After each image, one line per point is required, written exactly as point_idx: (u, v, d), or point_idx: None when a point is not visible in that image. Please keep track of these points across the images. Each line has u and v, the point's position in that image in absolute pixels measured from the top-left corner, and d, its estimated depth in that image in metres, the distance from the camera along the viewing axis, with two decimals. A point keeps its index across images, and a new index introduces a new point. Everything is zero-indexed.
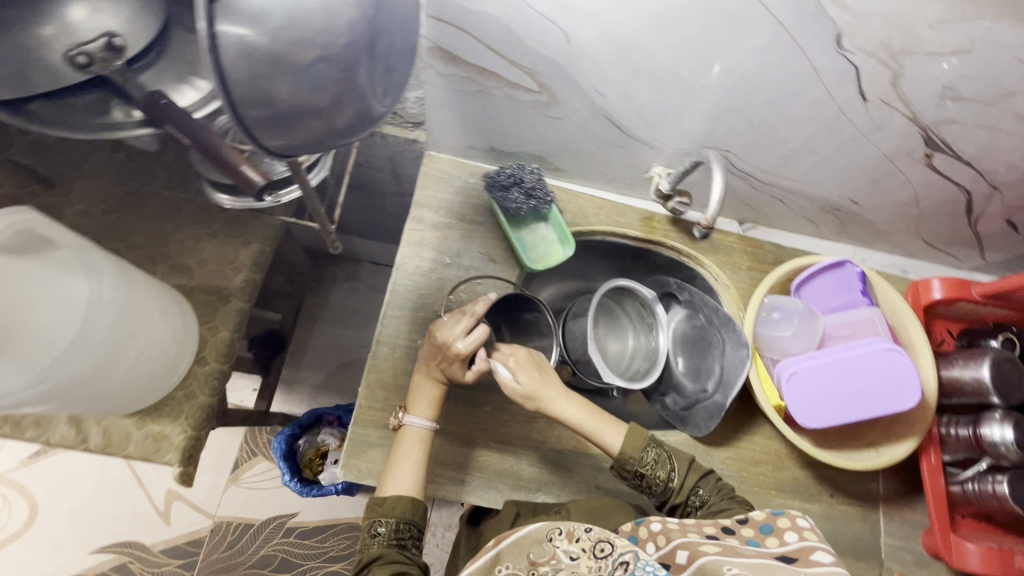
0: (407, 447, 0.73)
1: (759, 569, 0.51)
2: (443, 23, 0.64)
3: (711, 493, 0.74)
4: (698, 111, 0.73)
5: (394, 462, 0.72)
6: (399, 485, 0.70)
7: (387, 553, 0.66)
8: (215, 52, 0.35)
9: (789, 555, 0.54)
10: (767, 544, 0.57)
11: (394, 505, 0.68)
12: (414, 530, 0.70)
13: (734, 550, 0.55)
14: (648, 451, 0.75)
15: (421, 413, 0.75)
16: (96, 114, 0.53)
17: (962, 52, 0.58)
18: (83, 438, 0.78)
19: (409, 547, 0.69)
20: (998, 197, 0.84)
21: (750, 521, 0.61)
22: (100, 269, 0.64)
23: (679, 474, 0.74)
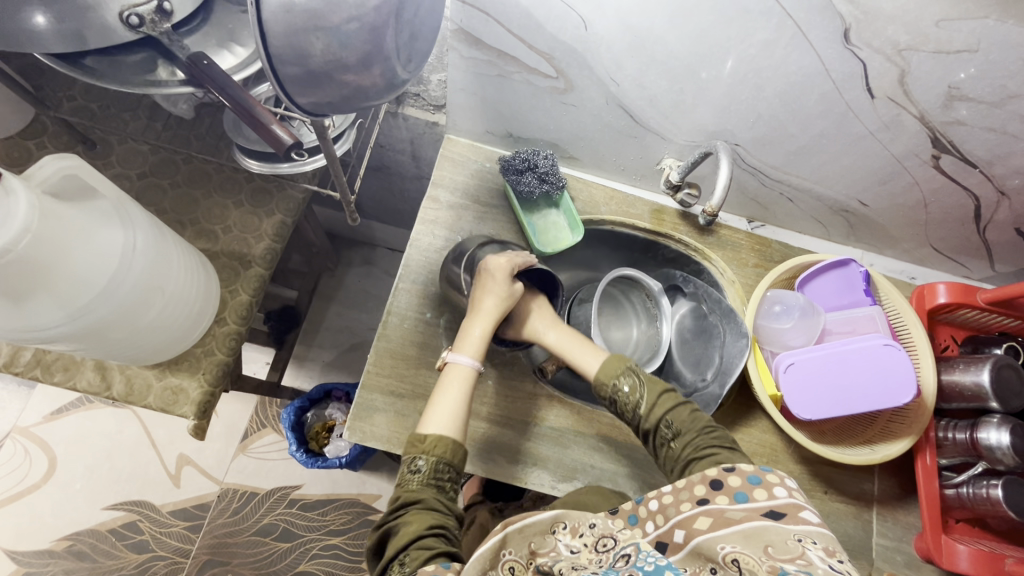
0: (454, 381, 0.75)
1: (750, 539, 0.51)
2: (467, 6, 0.67)
3: (683, 427, 0.72)
4: (710, 103, 0.76)
5: (439, 396, 0.74)
6: (439, 417, 0.71)
7: (425, 499, 0.66)
8: (257, 7, 0.40)
9: (779, 510, 0.54)
10: (755, 499, 0.56)
11: (436, 443, 0.69)
12: (453, 472, 0.69)
13: (724, 514, 0.55)
14: (619, 378, 0.76)
15: (468, 352, 0.77)
16: (143, 71, 0.58)
17: (968, 51, 0.60)
18: (107, 385, 0.83)
19: (448, 490, 0.69)
20: (1007, 205, 0.84)
21: (736, 470, 0.60)
22: (136, 221, 0.68)
23: (648, 400, 0.74)
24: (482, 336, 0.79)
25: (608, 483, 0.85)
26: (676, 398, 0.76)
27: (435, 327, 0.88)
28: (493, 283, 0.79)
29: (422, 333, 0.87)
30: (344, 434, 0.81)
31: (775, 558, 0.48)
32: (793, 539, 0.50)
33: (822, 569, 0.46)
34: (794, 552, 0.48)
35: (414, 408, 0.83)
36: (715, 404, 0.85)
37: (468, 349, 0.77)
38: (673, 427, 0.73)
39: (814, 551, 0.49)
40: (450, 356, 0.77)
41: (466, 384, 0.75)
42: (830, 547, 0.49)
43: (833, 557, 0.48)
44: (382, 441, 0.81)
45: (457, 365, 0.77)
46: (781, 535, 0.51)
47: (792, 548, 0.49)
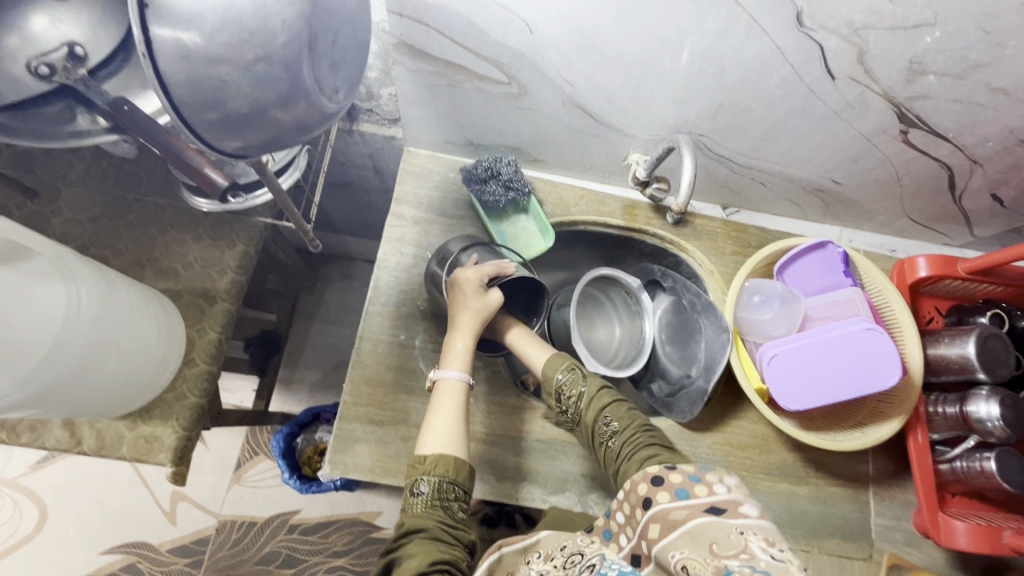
0: (445, 398, 0.72)
1: (696, 539, 0.52)
2: (404, 19, 0.64)
3: (623, 424, 0.72)
4: (668, 96, 0.73)
5: (433, 416, 0.70)
6: (436, 437, 0.68)
7: (429, 526, 0.61)
8: (152, 56, 0.37)
9: (720, 505, 0.54)
10: (695, 495, 0.57)
11: (435, 463, 0.65)
12: (459, 492, 0.65)
13: (670, 516, 0.56)
14: (562, 372, 0.76)
15: (454, 367, 0.75)
16: (63, 121, 0.55)
17: (926, 25, 0.58)
18: (77, 440, 0.80)
19: (454, 512, 0.64)
20: (980, 172, 0.82)
21: (677, 469, 0.60)
22: (79, 276, 0.67)
23: (590, 390, 0.75)
24: (465, 350, 0.77)
25: (601, 491, 0.84)
26: (617, 395, 0.75)
27: (410, 349, 0.85)
28: (464, 297, 0.78)
29: (398, 356, 0.85)
30: (325, 469, 0.79)
31: (720, 559, 0.49)
32: (735, 532, 0.51)
33: (763, 563, 0.48)
34: (737, 547, 0.50)
35: (396, 434, 0.81)
36: (702, 401, 0.84)
37: (453, 364, 0.75)
38: (613, 424, 0.72)
39: (756, 543, 0.50)
40: (437, 374, 0.74)
41: (459, 397, 0.73)
42: (771, 538, 0.51)
43: (776, 547, 0.49)
44: (366, 472, 0.79)
45: (445, 381, 0.74)
46: (724, 530, 0.52)
47: (735, 541, 0.50)
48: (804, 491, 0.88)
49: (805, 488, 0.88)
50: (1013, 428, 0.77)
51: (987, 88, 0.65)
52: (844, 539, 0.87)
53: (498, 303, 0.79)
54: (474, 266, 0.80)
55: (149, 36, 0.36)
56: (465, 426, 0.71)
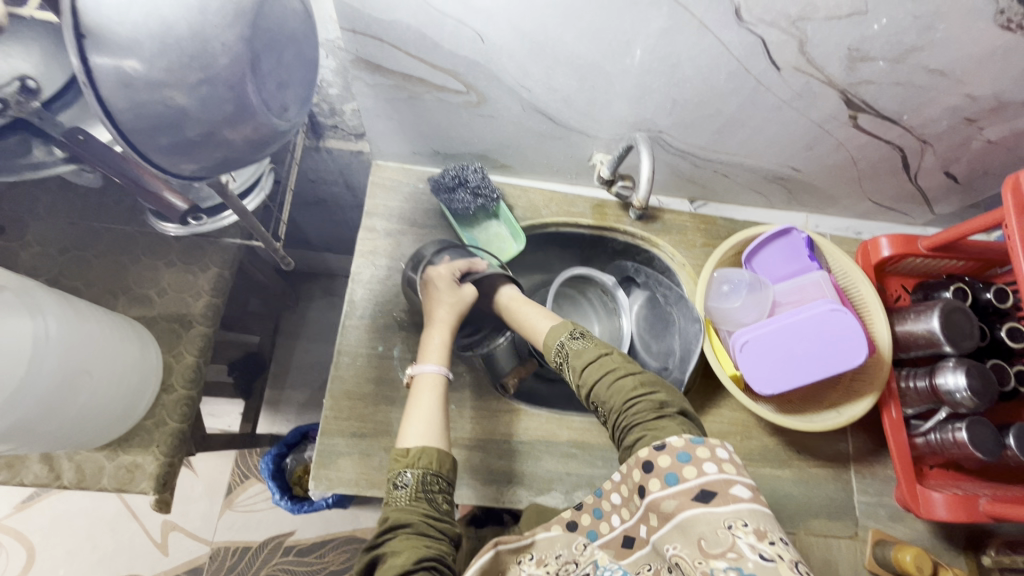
0: (424, 391, 0.73)
1: (687, 534, 0.51)
2: (357, 34, 0.65)
3: (609, 400, 0.68)
4: (624, 95, 0.74)
5: (413, 408, 0.71)
6: (416, 429, 0.68)
7: (413, 521, 0.60)
8: (93, 83, 0.38)
9: (708, 490, 0.52)
10: (684, 479, 0.54)
11: (418, 456, 0.65)
12: (443, 483, 0.65)
13: (661, 505, 0.55)
14: (556, 352, 0.75)
15: (430, 362, 0.76)
16: (20, 154, 0.56)
17: (857, 14, 0.60)
18: (57, 475, 0.79)
19: (438, 504, 0.63)
20: (931, 151, 0.85)
21: (667, 447, 0.57)
22: (44, 308, 0.67)
23: (577, 370, 0.72)
24: (443, 344, 0.79)
25: (587, 488, 0.85)
26: (613, 364, 0.71)
27: (389, 360, 0.86)
28: (439, 293, 0.83)
29: (377, 368, 0.85)
30: (310, 485, 0.79)
31: (709, 555, 0.48)
32: (723, 528, 0.50)
33: (752, 561, 0.46)
34: (725, 545, 0.48)
35: (379, 446, 0.81)
36: (680, 392, 0.85)
37: (431, 358, 0.77)
38: (603, 403, 0.69)
39: (745, 539, 0.48)
40: (414, 369, 0.75)
41: (438, 390, 0.74)
42: (761, 529, 0.49)
43: (764, 539, 0.48)
44: (351, 486, 0.79)
45: (423, 376, 0.75)
46: (711, 524, 0.50)
47: (723, 538, 0.49)
48: (787, 474, 0.89)
49: (787, 471, 0.89)
50: (980, 398, 0.78)
51: (925, 70, 0.68)
52: (829, 519, 0.88)
53: (472, 297, 0.84)
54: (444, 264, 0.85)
55: (88, 66, 0.37)
56: (445, 416, 0.72)
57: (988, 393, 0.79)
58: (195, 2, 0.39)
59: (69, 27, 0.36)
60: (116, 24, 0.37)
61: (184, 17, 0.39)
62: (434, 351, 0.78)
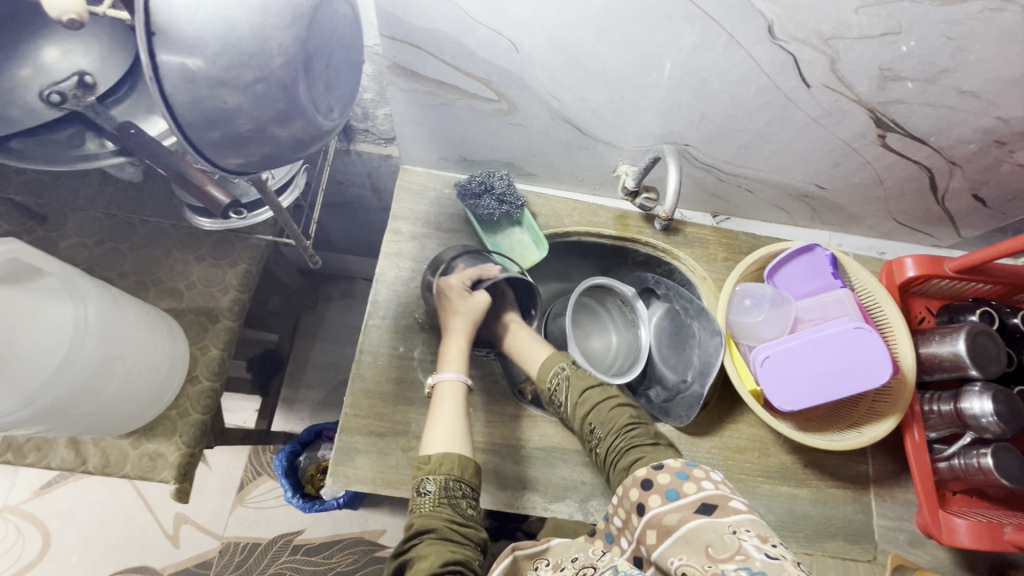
0: (445, 398, 0.75)
1: (692, 545, 0.53)
2: (397, 41, 0.67)
3: (604, 427, 0.73)
4: (652, 108, 0.76)
5: (435, 414, 0.73)
6: (438, 437, 0.70)
7: (438, 526, 0.61)
8: (158, 79, 0.40)
9: (709, 502, 0.56)
10: (684, 493, 0.58)
11: (441, 462, 0.66)
12: (467, 490, 0.66)
13: (662, 519, 0.57)
14: (553, 377, 0.79)
15: (450, 369, 0.78)
16: (73, 146, 0.58)
17: (891, 33, 0.60)
18: (82, 460, 0.81)
19: (463, 509, 0.64)
20: (960, 173, 0.85)
21: (665, 468, 0.62)
22: (86, 294, 0.69)
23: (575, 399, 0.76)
24: (459, 352, 0.81)
25: (601, 498, 0.84)
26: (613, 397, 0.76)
27: (409, 361, 0.87)
28: (453, 304, 0.85)
29: (397, 368, 0.86)
30: (327, 482, 0.79)
31: (717, 561, 0.49)
32: (728, 532, 0.51)
33: (758, 560, 0.47)
34: (731, 549, 0.49)
35: (397, 446, 0.82)
36: (698, 405, 0.85)
37: (449, 366, 0.79)
38: (597, 429, 0.74)
39: (749, 542, 0.49)
40: (435, 377, 0.77)
41: (457, 397, 0.75)
42: (764, 535, 0.50)
43: (768, 542, 0.49)
44: (368, 483, 0.80)
45: (443, 383, 0.77)
46: (718, 531, 0.52)
47: (729, 542, 0.50)
48: (804, 494, 0.88)
49: (805, 490, 0.88)
50: (1006, 423, 0.78)
51: (957, 92, 0.68)
52: (847, 542, 0.87)
53: (485, 303, 0.86)
54: (458, 273, 0.88)
55: (155, 62, 0.39)
56: (467, 424, 0.73)
57: (1015, 419, 0.78)
58: (257, 4, 0.41)
59: (141, 24, 0.38)
60: (184, 23, 0.39)
61: (246, 18, 0.40)
62: (450, 360, 0.80)
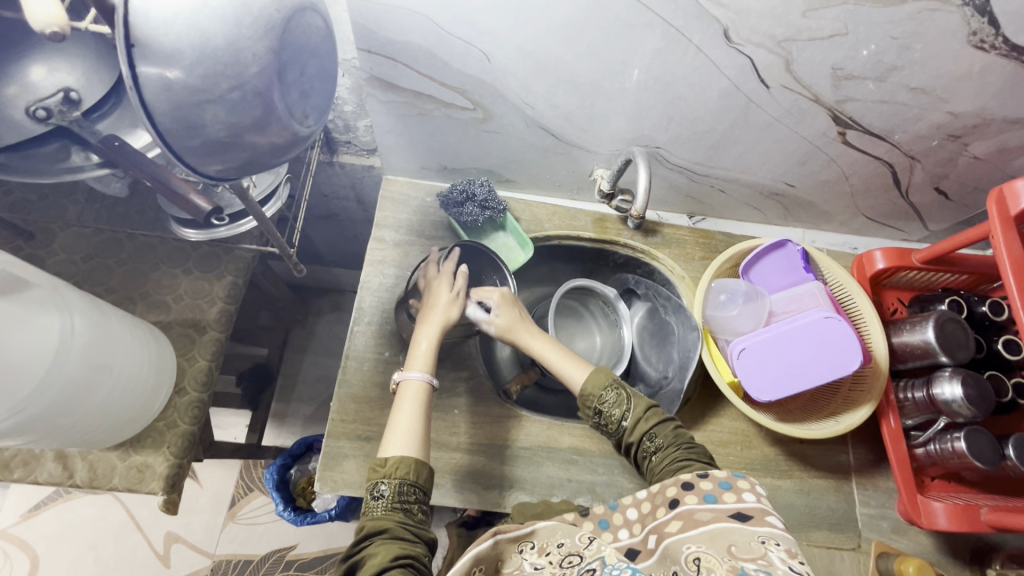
0: (408, 398, 0.73)
1: (715, 540, 0.51)
2: (373, 55, 0.70)
3: (666, 443, 0.70)
4: (622, 113, 0.79)
5: (394, 417, 0.72)
6: (398, 440, 0.69)
7: (390, 527, 0.61)
8: (139, 88, 0.42)
9: (746, 513, 0.54)
10: (722, 501, 0.56)
11: (398, 466, 0.65)
12: (419, 495, 0.66)
13: (693, 517, 0.55)
14: (604, 391, 0.74)
15: (416, 368, 0.76)
16: (59, 159, 0.60)
17: (839, 35, 0.64)
18: (69, 473, 0.81)
19: (414, 514, 0.64)
20: (920, 168, 0.88)
21: (709, 475, 0.59)
22: (72, 304, 0.70)
23: (634, 415, 0.73)
24: (428, 350, 0.78)
25: (588, 495, 0.85)
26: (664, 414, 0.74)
27: (395, 366, 0.88)
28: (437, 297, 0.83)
29: (383, 373, 0.87)
30: (316, 487, 0.80)
31: (738, 558, 0.48)
32: (757, 540, 0.50)
33: (781, 571, 0.45)
34: (756, 553, 0.48)
35: None
36: (679, 400, 0.86)
37: (416, 363, 0.76)
38: (656, 440, 0.71)
39: (776, 553, 0.48)
40: (399, 375, 0.75)
41: (421, 398, 0.74)
42: (793, 550, 0.48)
43: (796, 558, 0.47)
44: (355, 488, 0.81)
45: (408, 382, 0.75)
46: (745, 536, 0.51)
47: (755, 548, 0.49)
48: (787, 485, 0.89)
49: (788, 481, 0.89)
50: (978, 406, 0.79)
51: (908, 89, 0.71)
52: (831, 530, 0.88)
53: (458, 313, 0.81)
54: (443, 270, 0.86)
55: (136, 73, 0.41)
56: (427, 425, 0.72)
57: (986, 403, 0.80)
58: (232, 17, 0.43)
59: (121, 37, 0.40)
60: (163, 34, 0.41)
61: (221, 29, 0.43)
62: (419, 358, 0.77)
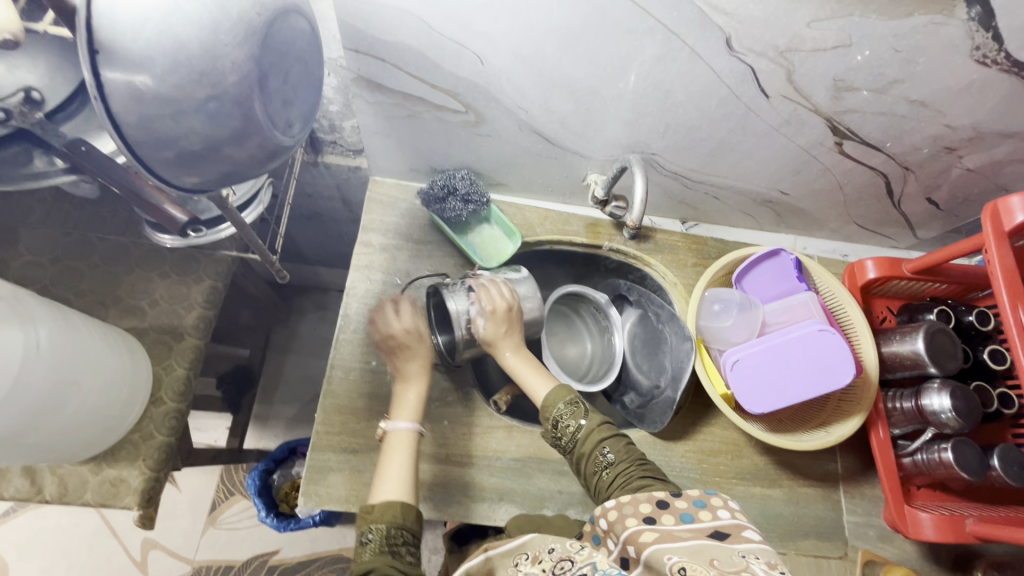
0: (397, 449, 0.73)
1: (696, 553, 0.49)
2: (360, 54, 0.66)
3: (618, 457, 0.70)
4: (618, 119, 0.77)
5: (382, 469, 0.71)
6: (388, 486, 0.68)
7: (378, 567, 0.59)
8: (104, 98, 0.39)
9: (722, 530, 0.54)
10: (699, 520, 0.55)
11: (384, 510, 0.65)
12: (408, 536, 0.64)
13: (672, 535, 0.54)
14: (563, 404, 0.74)
15: (403, 417, 0.76)
16: (20, 164, 0.57)
17: (842, 46, 0.62)
18: (38, 488, 0.78)
19: (403, 557, 0.62)
20: (914, 178, 0.88)
21: (682, 493, 0.60)
22: (36, 317, 0.66)
23: (589, 425, 0.73)
24: (416, 399, 0.78)
25: (578, 506, 0.84)
26: (617, 430, 0.74)
27: (383, 375, 0.86)
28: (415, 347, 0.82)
29: (370, 383, 0.85)
30: (298, 501, 0.77)
31: (722, 568, 0.46)
32: (737, 555, 0.49)
33: None
34: (738, 566, 0.47)
35: (370, 462, 0.81)
36: (671, 410, 0.85)
37: (403, 414, 0.76)
38: (609, 455, 0.70)
39: (757, 565, 0.47)
40: (387, 426, 0.75)
41: (410, 447, 0.74)
42: (772, 561, 0.48)
43: (775, 568, 0.47)
44: (341, 502, 0.78)
45: (396, 432, 0.75)
46: (725, 551, 0.49)
47: (737, 561, 0.48)
48: (777, 494, 0.89)
49: (777, 490, 0.89)
50: (965, 418, 0.79)
51: (907, 101, 0.71)
52: (819, 539, 0.89)
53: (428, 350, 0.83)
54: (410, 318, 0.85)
55: (99, 80, 0.38)
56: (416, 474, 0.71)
57: (973, 414, 0.80)
58: (208, 21, 0.40)
59: (83, 42, 0.37)
60: (130, 40, 0.38)
61: (196, 35, 0.40)
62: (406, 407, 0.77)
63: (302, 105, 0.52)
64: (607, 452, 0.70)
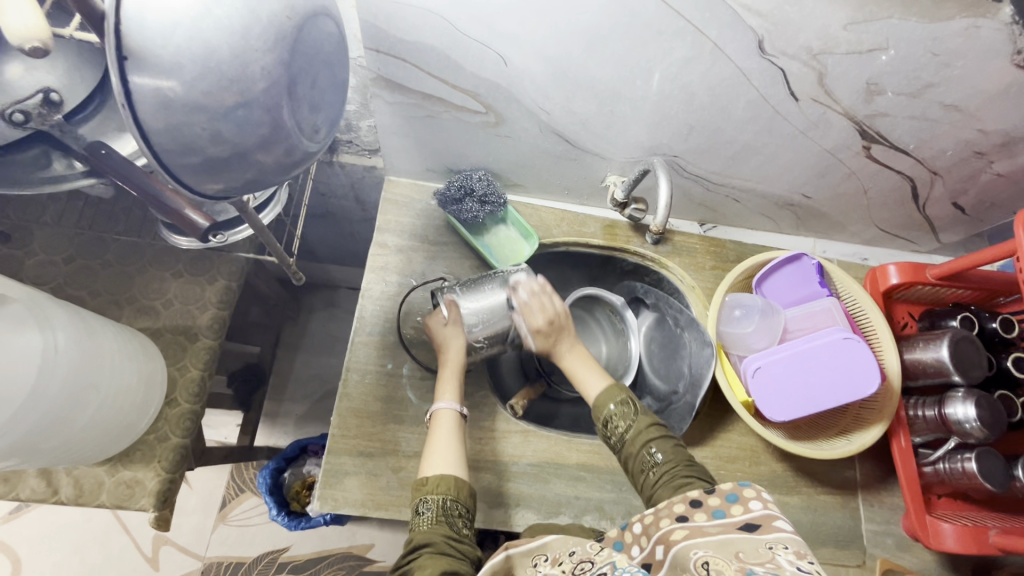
0: (443, 429, 0.72)
1: (723, 547, 0.49)
2: (381, 54, 0.65)
3: (665, 457, 0.68)
4: (642, 121, 0.75)
5: (431, 444, 0.71)
6: (442, 459, 0.68)
7: (435, 540, 0.59)
8: (132, 105, 0.38)
9: (753, 522, 0.52)
10: (732, 515, 0.54)
11: (439, 483, 0.65)
12: (460, 509, 0.65)
13: (702, 529, 0.53)
14: (615, 403, 0.73)
15: (446, 397, 0.76)
16: (39, 166, 0.57)
17: (878, 49, 0.61)
18: (54, 490, 0.77)
19: (458, 528, 0.63)
20: (941, 182, 0.86)
21: (716, 489, 0.58)
22: (53, 319, 0.66)
23: (638, 425, 0.71)
24: (454, 379, 0.78)
25: (595, 513, 0.83)
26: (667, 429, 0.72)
27: (399, 378, 0.85)
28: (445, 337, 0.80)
29: (386, 386, 0.84)
30: (314, 505, 0.77)
31: (745, 561, 0.47)
32: (764, 546, 0.48)
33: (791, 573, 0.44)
34: (763, 557, 0.47)
35: (386, 466, 0.80)
36: (690, 416, 0.84)
37: (445, 394, 0.76)
38: (657, 455, 0.68)
39: (784, 557, 0.46)
40: (431, 408, 0.75)
41: (455, 426, 0.73)
42: (801, 552, 0.47)
43: (804, 559, 0.46)
44: (357, 506, 0.78)
45: (439, 413, 0.74)
46: (753, 544, 0.49)
47: (763, 553, 0.47)
48: (795, 501, 0.88)
49: (795, 497, 0.88)
50: (990, 428, 0.78)
51: (941, 105, 0.69)
52: (838, 547, 0.88)
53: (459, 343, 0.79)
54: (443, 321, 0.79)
55: (130, 88, 0.37)
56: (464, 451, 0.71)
57: (998, 424, 0.79)
58: (238, 27, 0.39)
59: (113, 48, 0.36)
60: (160, 46, 0.37)
61: (226, 41, 0.39)
62: (447, 388, 0.77)
63: (327, 111, 0.51)
64: (654, 452, 0.69)
